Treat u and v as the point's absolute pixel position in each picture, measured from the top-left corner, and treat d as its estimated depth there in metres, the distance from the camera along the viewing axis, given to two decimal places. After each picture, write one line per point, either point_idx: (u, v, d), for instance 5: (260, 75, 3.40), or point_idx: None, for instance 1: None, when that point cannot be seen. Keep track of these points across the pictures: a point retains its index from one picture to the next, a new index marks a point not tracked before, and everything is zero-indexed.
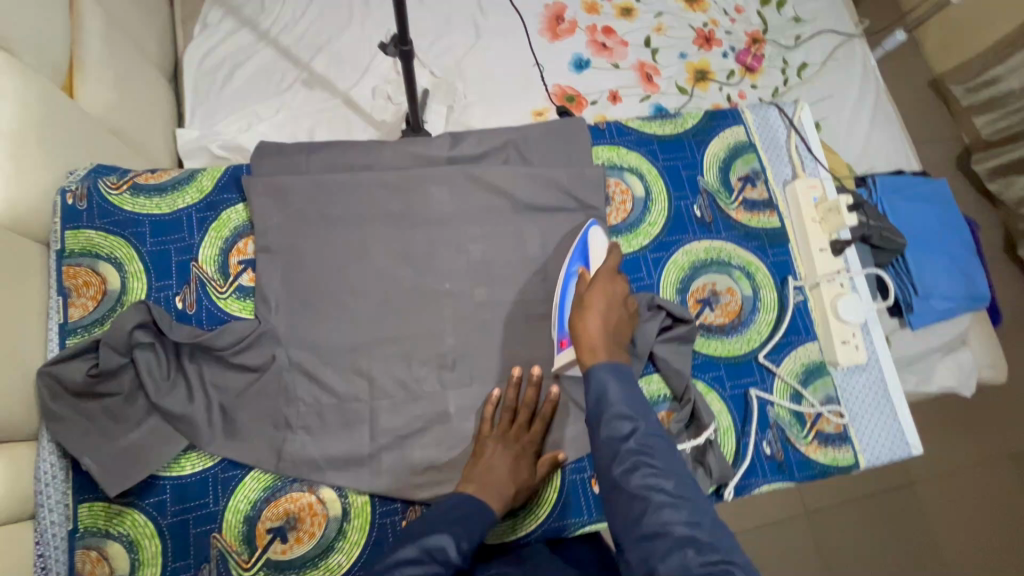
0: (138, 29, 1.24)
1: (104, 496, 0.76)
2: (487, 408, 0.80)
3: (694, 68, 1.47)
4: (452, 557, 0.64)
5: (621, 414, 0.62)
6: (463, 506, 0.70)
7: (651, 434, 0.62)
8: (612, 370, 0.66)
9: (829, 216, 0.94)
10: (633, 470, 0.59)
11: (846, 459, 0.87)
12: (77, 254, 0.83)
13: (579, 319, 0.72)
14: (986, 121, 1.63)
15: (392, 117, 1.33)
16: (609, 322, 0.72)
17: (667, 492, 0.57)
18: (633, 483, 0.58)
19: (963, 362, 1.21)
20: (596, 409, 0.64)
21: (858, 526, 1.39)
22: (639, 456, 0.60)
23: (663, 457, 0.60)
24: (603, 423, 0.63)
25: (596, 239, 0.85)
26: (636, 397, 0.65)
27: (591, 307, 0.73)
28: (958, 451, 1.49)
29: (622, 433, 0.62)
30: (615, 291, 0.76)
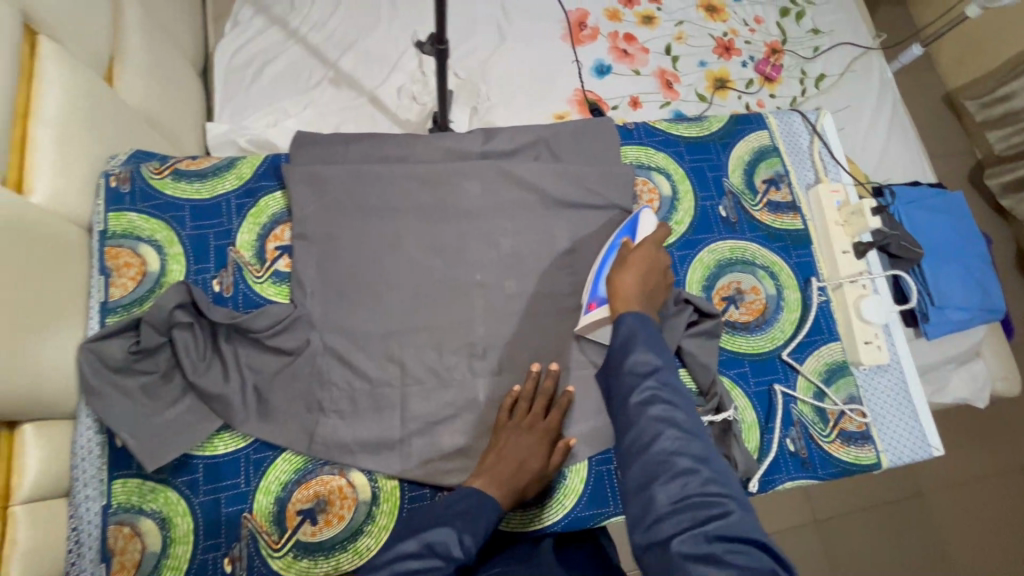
0: (175, 23, 1.27)
1: (138, 472, 0.77)
2: (506, 402, 0.80)
3: (714, 76, 1.50)
4: (454, 552, 0.62)
5: (643, 353, 0.64)
6: (465, 500, 0.69)
7: (671, 376, 0.63)
8: (641, 319, 0.68)
9: (852, 219, 0.95)
10: (648, 402, 0.60)
11: (869, 459, 0.88)
12: (119, 235, 0.85)
13: (618, 274, 0.76)
14: (999, 136, 1.63)
15: (417, 116, 1.35)
16: (645, 283, 0.76)
17: (677, 427, 0.58)
18: (646, 415, 0.59)
19: (976, 373, 1.22)
20: (620, 347, 0.66)
21: (875, 533, 1.39)
22: (656, 391, 0.61)
23: (680, 397, 0.61)
24: (625, 360, 0.64)
25: (647, 218, 0.88)
26: (660, 345, 0.66)
27: (632, 266, 0.77)
28: (973, 462, 1.49)
29: (642, 370, 0.63)
30: (658, 260, 0.79)
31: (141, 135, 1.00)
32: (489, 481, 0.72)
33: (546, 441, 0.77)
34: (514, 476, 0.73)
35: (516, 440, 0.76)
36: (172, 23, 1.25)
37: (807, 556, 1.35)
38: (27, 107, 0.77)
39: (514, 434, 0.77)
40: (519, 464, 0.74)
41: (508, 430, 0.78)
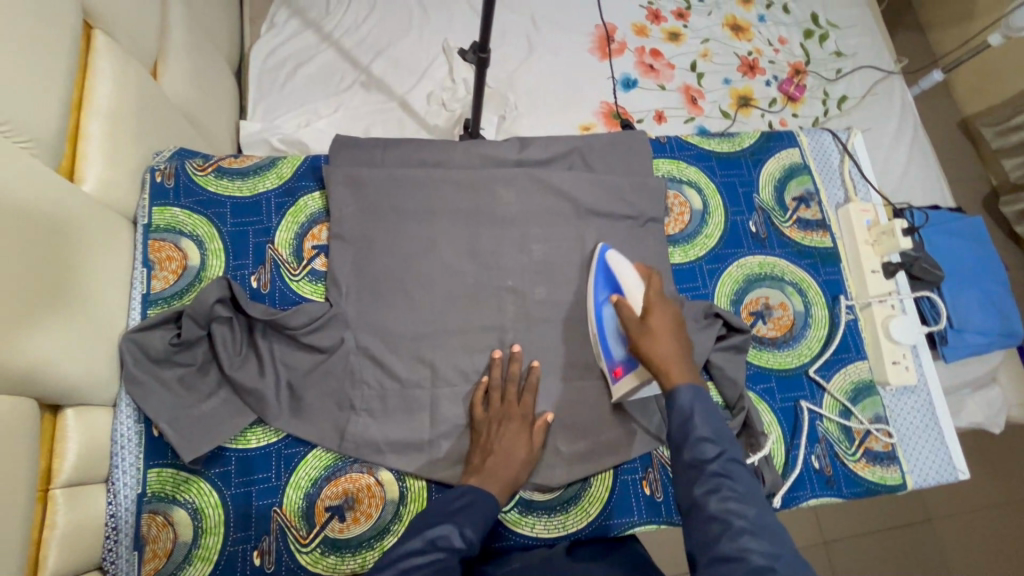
0: (215, 22, 1.29)
1: (173, 462, 0.78)
2: (477, 393, 0.82)
3: (738, 94, 1.52)
4: (456, 543, 0.65)
5: (703, 437, 0.64)
6: (464, 496, 0.71)
7: (733, 458, 0.63)
8: (695, 392, 0.68)
9: (883, 239, 0.96)
10: (715, 492, 0.61)
11: (894, 479, 0.88)
12: (162, 229, 0.88)
13: (647, 345, 0.73)
14: (1013, 164, 1.64)
15: (446, 122, 1.37)
16: (680, 345, 0.73)
17: (745, 520, 0.58)
18: (712, 507, 0.59)
19: (993, 399, 1.22)
20: (682, 431, 0.66)
21: (885, 557, 1.38)
22: (721, 478, 0.61)
23: (745, 483, 0.61)
24: (687, 445, 0.65)
25: (617, 261, 0.86)
26: (718, 419, 0.67)
27: (658, 330, 0.74)
28: (983, 489, 1.48)
29: (707, 454, 0.64)
30: (673, 313, 0.77)
31: (181, 130, 1.02)
32: (485, 477, 0.75)
33: (525, 423, 0.80)
34: (506, 466, 0.76)
35: (498, 431, 0.79)
36: (212, 22, 1.27)
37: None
38: (81, 98, 0.79)
39: (495, 425, 0.79)
40: (508, 454, 0.77)
41: (488, 422, 0.80)
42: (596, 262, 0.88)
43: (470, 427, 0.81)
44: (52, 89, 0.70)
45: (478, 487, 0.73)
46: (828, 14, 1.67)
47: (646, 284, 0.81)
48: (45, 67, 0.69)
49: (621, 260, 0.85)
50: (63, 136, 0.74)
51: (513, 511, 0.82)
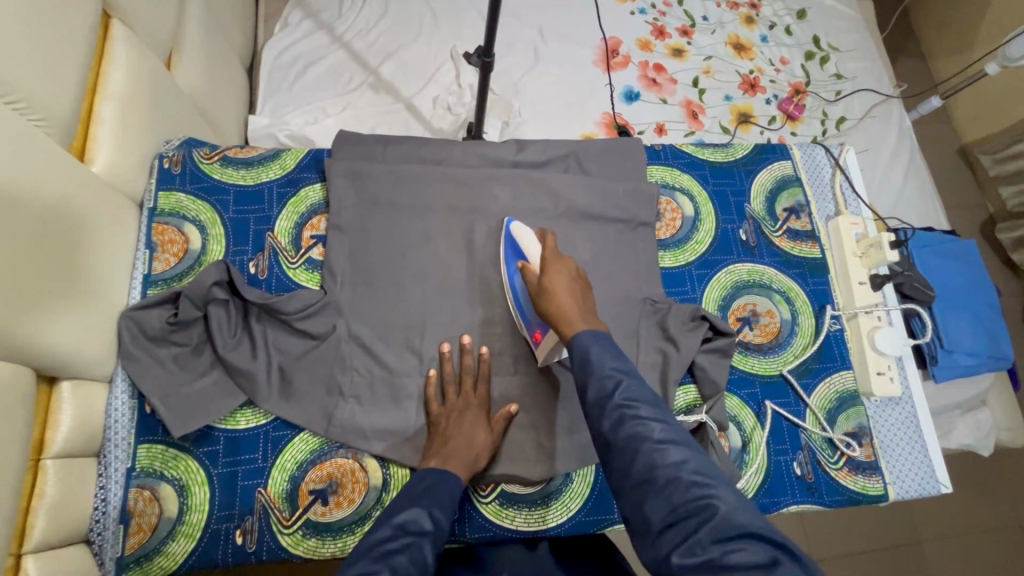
0: (231, 20, 1.33)
1: (163, 439, 0.79)
2: (430, 389, 0.84)
3: (738, 111, 1.55)
4: (426, 526, 0.66)
5: (604, 373, 0.65)
6: (425, 480, 0.73)
7: (635, 387, 0.63)
8: (593, 336, 0.70)
9: (871, 251, 0.98)
10: (621, 423, 0.60)
11: (876, 489, 0.89)
12: (166, 213, 0.90)
13: (548, 301, 0.76)
14: (1012, 191, 1.66)
15: (451, 126, 1.41)
16: (577, 299, 0.76)
17: (652, 438, 0.58)
18: (620, 437, 0.59)
19: (982, 422, 1.23)
20: (585, 371, 0.67)
21: None
22: (625, 409, 0.61)
23: (649, 407, 0.61)
24: (590, 384, 0.65)
25: (520, 231, 0.88)
26: (619, 356, 0.68)
27: (555, 288, 0.77)
28: (974, 516, 1.48)
29: (608, 389, 0.63)
30: (570, 269, 0.81)
31: (191, 121, 1.05)
32: (446, 457, 0.76)
33: (484, 413, 0.83)
34: (468, 448, 0.78)
35: (457, 420, 0.80)
36: (228, 19, 1.31)
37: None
38: (95, 84, 0.81)
39: (455, 415, 0.81)
40: (467, 438, 0.78)
41: (446, 414, 0.82)
42: (505, 239, 0.90)
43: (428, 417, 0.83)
44: (69, 73, 0.73)
45: (437, 467, 0.75)
46: (830, 37, 1.70)
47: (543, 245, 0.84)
48: (61, 47, 0.71)
49: (523, 229, 0.88)
50: (76, 119, 0.76)
51: (494, 503, 0.83)
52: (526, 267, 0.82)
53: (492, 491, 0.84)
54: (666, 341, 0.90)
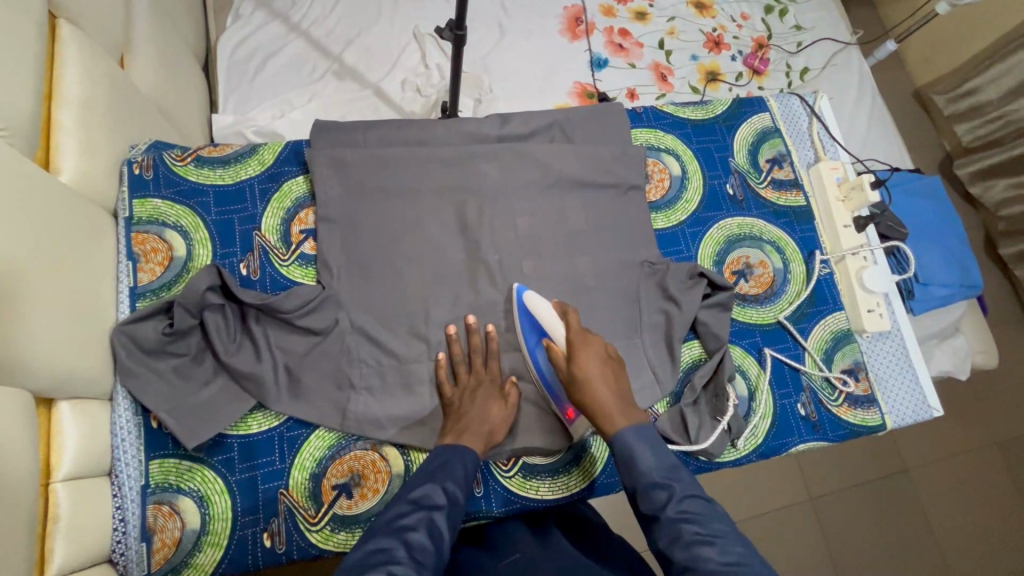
0: (180, 14, 1.26)
1: (176, 452, 0.77)
2: (440, 371, 0.83)
3: (705, 70, 1.56)
4: (439, 501, 0.67)
5: (653, 484, 0.68)
6: (440, 457, 0.73)
7: (687, 497, 0.67)
8: (637, 433, 0.73)
9: (853, 194, 1.01)
10: (677, 540, 0.64)
11: (874, 421, 0.93)
12: (144, 221, 0.86)
13: (586, 394, 0.75)
14: (967, 128, 1.69)
15: (422, 108, 1.38)
16: (613, 388, 0.76)
17: (713, 561, 0.60)
18: (679, 555, 0.62)
19: (958, 348, 1.27)
20: (632, 479, 0.70)
21: (859, 512, 1.44)
22: (682, 524, 0.64)
23: (703, 520, 0.64)
24: (640, 495, 0.69)
25: (536, 304, 0.83)
26: (663, 459, 0.71)
27: (594, 380, 0.76)
28: (951, 440, 1.56)
29: (659, 501, 0.67)
30: (599, 349, 0.79)
31: (154, 122, 1.00)
32: (461, 433, 0.77)
33: (496, 389, 0.84)
34: (483, 424, 0.78)
35: (470, 399, 0.81)
36: (177, 12, 1.24)
37: (793, 535, 1.40)
38: (50, 88, 0.76)
39: (468, 394, 0.81)
40: (481, 413, 0.79)
41: (459, 394, 0.82)
42: (519, 310, 0.85)
43: (441, 398, 0.83)
44: (24, 78, 0.68)
45: (452, 444, 0.75)
46: None
47: (567, 322, 0.81)
48: (13, 52, 0.66)
49: (538, 301, 0.83)
50: (37, 126, 0.72)
51: (517, 476, 0.84)
52: (552, 349, 0.79)
53: (514, 465, 0.85)
54: (667, 301, 0.91)
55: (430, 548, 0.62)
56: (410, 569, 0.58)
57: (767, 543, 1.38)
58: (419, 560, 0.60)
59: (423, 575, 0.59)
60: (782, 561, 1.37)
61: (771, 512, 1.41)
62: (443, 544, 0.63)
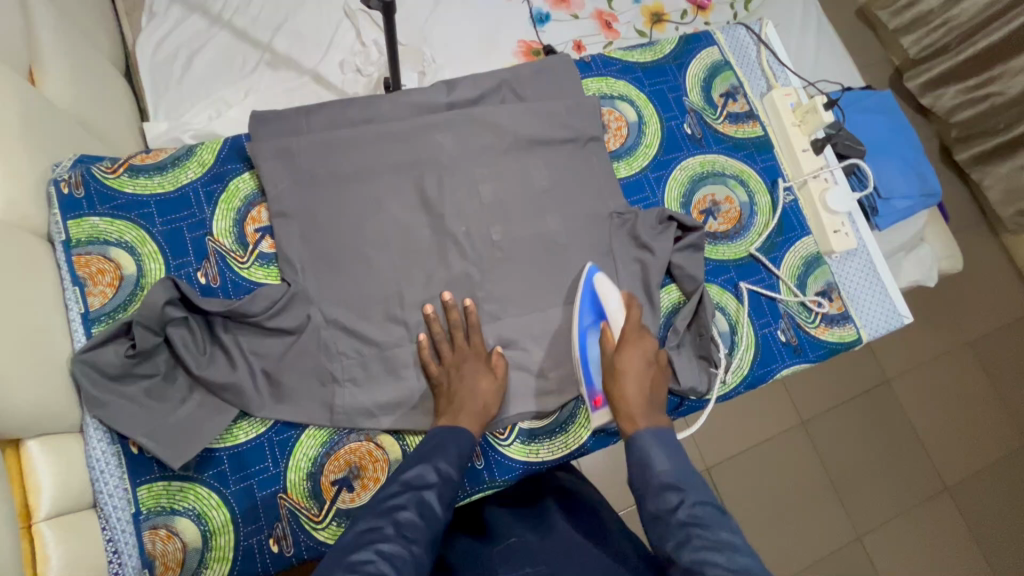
0: (87, 19, 1.16)
1: (163, 475, 0.74)
2: (423, 351, 0.82)
3: (650, 12, 1.52)
4: (431, 481, 0.67)
5: (666, 485, 0.66)
6: (436, 437, 0.73)
7: (699, 503, 0.64)
8: (655, 434, 0.72)
9: (808, 118, 1.01)
10: (684, 543, 0.60)
11: (851, 336, 0.96)
12: (85, 242, 0.81)
13: (618, 386, 0.78)
14: (912, 41, 1.70)
15: (365, 88, 1.32)
16: (649, 388, 0.78)
17: (721, 566, 0.56)
18: (685, 557, 0.58)
19: (924, 257, 1.31)
20: (642, 475, 0.68)
21: (847, 430, 1.51)
22: (690, 528, 0.61)
23: (714, 524, 0.61)
24: (650, 494, 0.66)
25: (605, 289, 0.85)
26: (680, 465, 0.68)
27: (631, 376, 0.78)
28: (925, 343, 1.63)
29: (670, 504, 0.64)
30: (649, 348, 0.82)
31: (78, 138, 0.93)
32: (455, 413, 0.76)
33: (483, 363, 0.82)
34: (472, 402, 0.78)
35: (457, 375, 0.80)
36: (85, 17, 1.14)
37: (791, 458, 1.46)
38: None
39: (454, 371, 0.80)
40: (471, 389, 0.78)
41: (444, 372, 0.81)
42: (583, 291, 0.86)
43: (427, 379, 0.82)
44: None
45: (449, 426, 0.75)
46: None
47: (630, 313, 0.84)
48: None
49: (608, 285, 0.86)
50: None
51: (516, 442, 0.85)
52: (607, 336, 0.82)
53: (511, 433, 0.85)
54: (640, 249, 0.91)
55: (420, 525, 0.63)
56: (398, 547, 0.59)
57: (764, 472, 1.43)
58: (409, 537, 0.61)
59: (413, 551, 0.60)
60: (781, 486, 1.43)
61: (767, 441, 1.46)
62: (435, 523, 0.64)
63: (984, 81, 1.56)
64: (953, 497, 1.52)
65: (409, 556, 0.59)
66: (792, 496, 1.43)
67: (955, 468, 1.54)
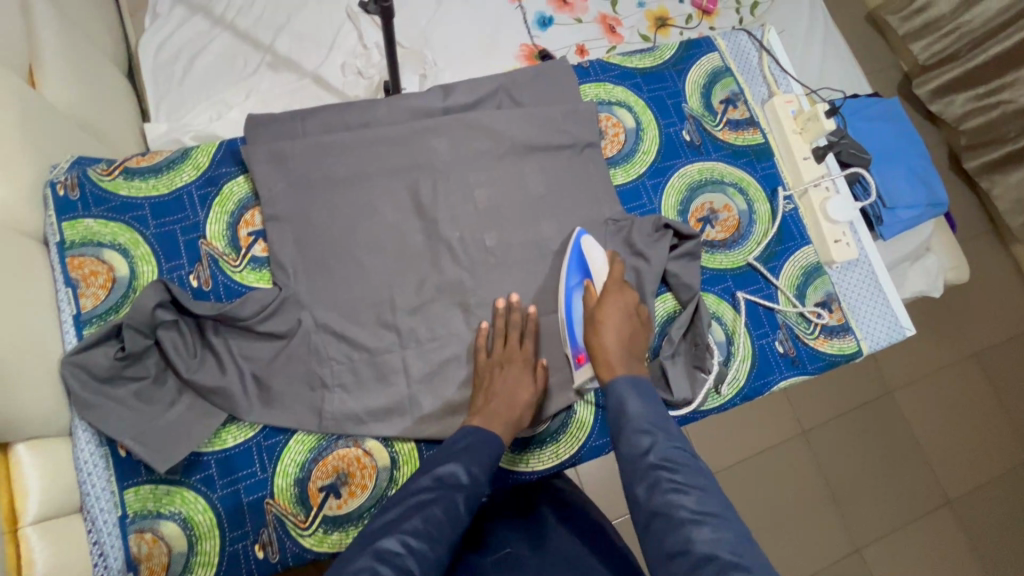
0: (90, 21, 1.17)
1: (150, 478, 0.74)
2: (479, 340, 0.82)
3: (654, 16, 1.50)
4: (462, 480, 0.67)
5: (639, 428, 0.66)
6: (466, 437, 0.72)
7: (671, 446, 0.64)
8: (631, 383, 0.72)
9: (809, 125, 1.00)
10: (655, 487, 0.61)
11: (850, 348, 0.94)
12: (78, 244, 0.81)
13: (596, 337, 0.77)
14: (923, 46, 1.66)
15: (366, 91, 1.32)
16: (627, 341, 0.78)
17: (687, 509, 0.59)
18: (655, 501, 0.60)
19: (930, 268, 1.28)
20: (618, 422, 0.68)
21: (849, 440, 1.48)
22: (659, 471, 0.62)
23: (684, 470, 0.62)
24: (623, 438, 0.66)
25: (590, 248, 0.86)
26: (652, 410, 0.69)
27: (610, 328, 0.78)
28: (931, 354, 1.60)
29: (642, 447, 0.65)
30: (630, 304, 0.82)
31: (77, 140, 0.93)
32: (489, 415, 0.75)
33: (528, 367, 0.81)
34: (509, 407, 0.76)
35: (499, 375, 0.79)
36: (88, 20, 1.15)
37: (790, 468, 1.43)
38: None
39: (497, 370, 0.80)
40: (511, 394, 0.77)
41: (490, 368, 0.80)
42: (572, 248, 0.86)
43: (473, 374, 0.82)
44: None
45: (483, 427, 0.73)
46: None
47: (613, 271, 0.84)
48: None
49: (594, 246, 0.86)
50: None
51: (506, 452, 0.84)
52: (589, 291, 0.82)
53: None
54: (635, 256, 0.89)
55: (445, 524, 0.63)
56: (424, 544, 0.61)
57: (762, 482, 1.41)
58: (434, 535, 0.62)
59: (436, 550, 0.61)
60: (778, 495, 1.41)
61: (766, 450, 1.44)
62: (459, 522, 0.65)
63: (996, 88, 1.53)
64: (955, 510, 1.49)
65: (433, 555, 0.61)
66: (791, 507, 1.40)
67: (960, 482, 1.51)
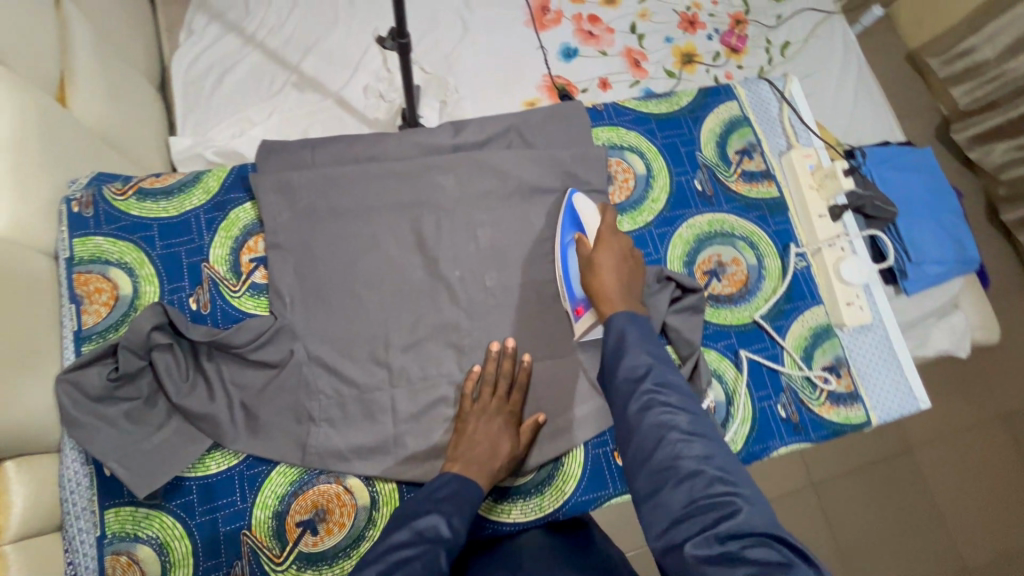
0: (126, 38, 1.21)
1: (130, 500, 0.75)
2: (468, 384, 0.81)
3: (681, 52, 1.48)
4: (443, 534, 0.65)
5: (637, 362, 0.68)
6: (449, 484, 0.71)
7: (664, 373, 0.66)
8: (630, 318, 0.73)
9: (826, 182, 0.97)
10: (648, 408, 0.63)
11: (859, 417, 0.90)
12: (87, 261, 0.83)
13: (594, 278, 0.79)
14: (964, 91, 1.60)
15: (386, 114, 1.33)
16: (623, 279, 0.79)
17: (679, 428, 0.61)
18: (647, 421, 0.62)
19: (956, 325, 1.19)
20: (615, 353, 0.71)
21: (862, 497, 1.41)
22: (653, 394, 0.64)
23: (677, 394, 0.64)
24: (619, 364, 0.69)
25: (582, 204, 0.87)
26: (649, 341, 0.71)
27: (605, 268, 0.79)
28: (954, 413, 1.52)
29: (639, 371, 0.67)
30: (621, 248, 0.82)
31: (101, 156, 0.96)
32: (468, 462, 0.74)
33: (512, 419, 0.80)
34: (491, 457, 0.75)
35: (483, 423, 0.78)
36: (124, 37, 1.20)
37: (796, 521, 1.37)
38: None
39: (482, 419, 0.78)
40: (493, 445, 0.76)
41: (474, 415, 0.79)
42: (564, 205, 0.88)
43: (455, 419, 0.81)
44: None
45: (461, 476, 0.72)
46: None
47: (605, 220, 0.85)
48: None
49: (584, 201, 0.88)
50: None
51: (488, 500, 0.82)
52: (581, 240, 0.83)
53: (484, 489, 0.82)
54: None
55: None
56: None
57: None
58: None
59: None
60: None
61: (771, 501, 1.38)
62: None
63: None
64: None
65: None
66: None
67: (980, 550, 1.42)
